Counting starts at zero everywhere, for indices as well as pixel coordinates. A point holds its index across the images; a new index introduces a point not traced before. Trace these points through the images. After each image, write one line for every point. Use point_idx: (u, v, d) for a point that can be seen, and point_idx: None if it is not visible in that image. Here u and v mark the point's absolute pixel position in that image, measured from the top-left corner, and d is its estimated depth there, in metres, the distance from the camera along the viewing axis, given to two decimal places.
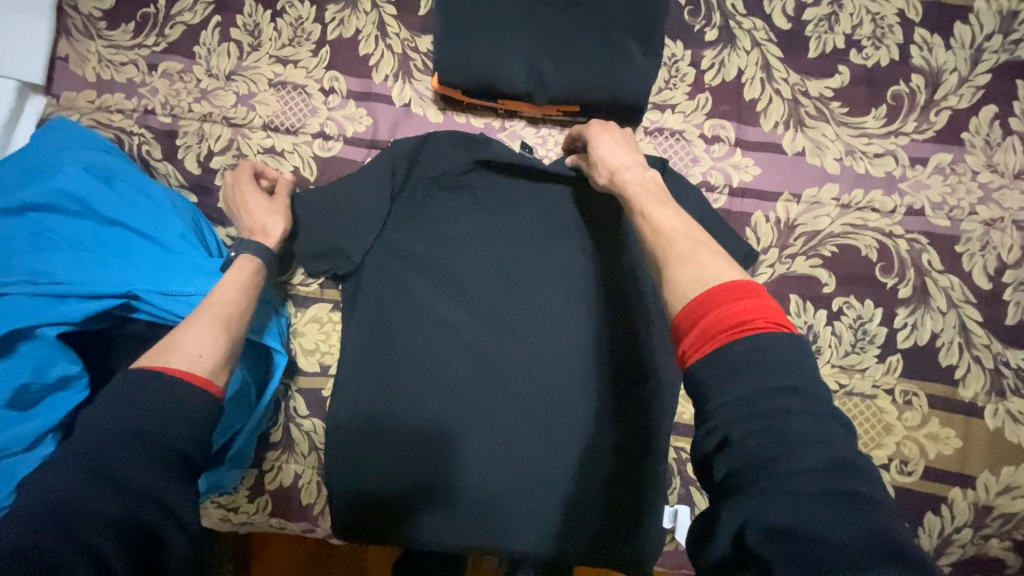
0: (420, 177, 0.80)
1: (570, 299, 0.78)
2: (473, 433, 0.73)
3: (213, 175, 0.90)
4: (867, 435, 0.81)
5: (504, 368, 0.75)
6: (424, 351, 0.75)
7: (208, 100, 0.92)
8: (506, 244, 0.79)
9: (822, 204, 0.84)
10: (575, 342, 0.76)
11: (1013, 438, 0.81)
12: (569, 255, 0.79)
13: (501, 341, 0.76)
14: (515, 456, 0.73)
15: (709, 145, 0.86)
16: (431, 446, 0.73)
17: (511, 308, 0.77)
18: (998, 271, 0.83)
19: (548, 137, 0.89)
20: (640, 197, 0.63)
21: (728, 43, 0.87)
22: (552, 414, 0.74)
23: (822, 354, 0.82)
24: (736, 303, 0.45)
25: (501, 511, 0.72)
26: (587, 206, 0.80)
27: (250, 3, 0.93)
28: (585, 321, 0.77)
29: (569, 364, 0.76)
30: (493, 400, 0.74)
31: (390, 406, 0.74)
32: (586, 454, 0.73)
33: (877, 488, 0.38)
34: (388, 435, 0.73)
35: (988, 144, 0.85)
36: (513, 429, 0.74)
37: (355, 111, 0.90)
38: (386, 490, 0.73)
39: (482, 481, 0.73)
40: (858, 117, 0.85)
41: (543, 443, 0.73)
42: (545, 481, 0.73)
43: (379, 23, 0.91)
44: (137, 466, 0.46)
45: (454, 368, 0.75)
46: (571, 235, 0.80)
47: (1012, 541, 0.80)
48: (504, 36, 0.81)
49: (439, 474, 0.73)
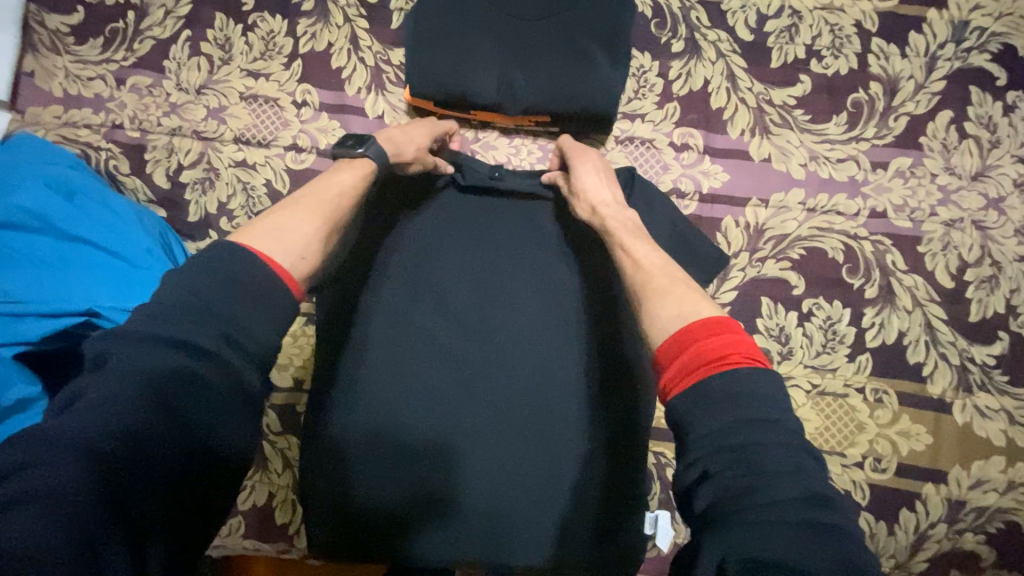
0: (393, 188, 0.80)
1: (548, 305, 0.77)
2: (459, 447, 0.71)
3: (183, 189, 0.89)
4: (840, 435, 0.83)
5: (486, 378, 0.74)
6: (401, 365, 0.73)
7: (178, 114, 0.91)
8: (481, 252, 0.78)
9: (788, 209, 0.86)
10: (555, 350, 0.75)
11: (982, 432, 0.83)
12: (542, 263, 0.78)
13: (482, 351, 0.74)
14: (503, 469, 0.71)
15: (679, 153, 0.88)
16: (417, 461, 0.71)
17: (489, 319, 0.76)
18: (960, 270, 0.85)
19: (521, 147, 0.90)
20: (618, 232, 0.67)
21: (693, 53, 0.89)
22: (538, 423, 0.73)
23: (794, 355, 0.84)
24: (712, 337, 0.48)
25: (496, 521, 0.71)
26: (560, 213, 0.80)
27: (221, 16, 0.92)
28: (564, 329, 0.76)
29: (551, 372, 0.74)
30: (477, 412, 0.73)
31: (367, 421, 0.71)
32: (562, 464, 0.72)
33: (836, 499, 0.39)
34: (369, 452, 0.71)
35: (945, 148, 0.88)
36: (499, 442, 0.72)
37: (328, 123, 0.90)
38: (369, 512, 0.70)
39: (474, 492, 0.71)
40: (821, 124, 0.88)
41: (533, 452, 0.72)
42: (536, 493, 0.71)
43: (351, 36, 0.91)
44: (197, 405, 0.41)
45: (434, 381, 0.73)
46: (542, 244, 0.79)
47: (985, 534, 0.82)
48: (475, 48, 0.82)
49: (427, 490, 0.70)
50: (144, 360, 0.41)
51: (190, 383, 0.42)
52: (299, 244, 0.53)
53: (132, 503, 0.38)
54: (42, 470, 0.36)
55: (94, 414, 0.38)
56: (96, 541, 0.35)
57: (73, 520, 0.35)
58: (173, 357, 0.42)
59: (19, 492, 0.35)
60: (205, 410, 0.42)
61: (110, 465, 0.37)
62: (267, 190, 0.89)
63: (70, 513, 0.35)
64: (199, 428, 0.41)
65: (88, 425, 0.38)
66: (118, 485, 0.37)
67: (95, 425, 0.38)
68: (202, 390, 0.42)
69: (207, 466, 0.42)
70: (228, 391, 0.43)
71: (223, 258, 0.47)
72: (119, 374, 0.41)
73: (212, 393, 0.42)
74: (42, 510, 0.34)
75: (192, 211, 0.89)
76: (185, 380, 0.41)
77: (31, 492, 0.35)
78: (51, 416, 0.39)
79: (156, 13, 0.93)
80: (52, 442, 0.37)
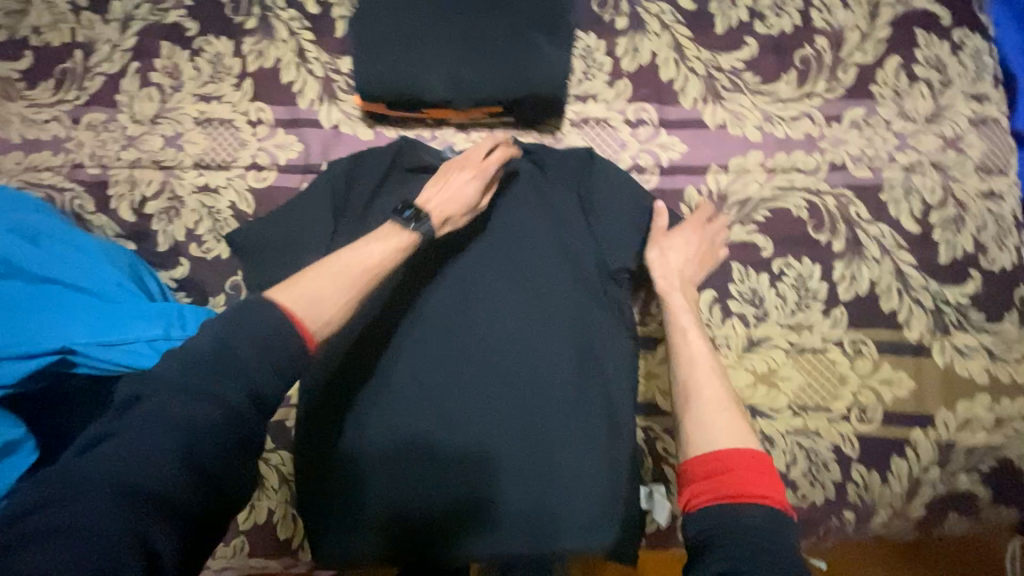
0: (358, 200, 0.85)
1: (524, 304, 0.79)
2: (477, 435, 0.75)
3: (149, 220, 0.89)
4: (823, 389, 0.83)
5: (495, 373, 0.77)
6: (397, 382, 0.76)
7: (136, 146, 0.91)
8: (473, 257, 0.81)
9: (749, 171, 0.87)
10: (557, 337, 0.78)
11: (964, 371, 0.84)
12: (536, 259, 0.81)
13: (469, 360, 0.77)
14: (524, 455, 0.75)
15: (635, 129, 0.89)
16: (441, 456, 0.75)
17: (490, 317, 0.79)
18: (925, 213, 0.86)
19: (479, 140, 0.89)
20: (681, 319, 0.74)
21: (638, 29, 0.89)
22: (549, 409, 0.77)
23: (770, 316, 0.84)
24: (730, 458, 0.58)
25: (526, 503, 0.75)
26: (528, 207, 0.82)
27: (167, 45, 0.93)
28: (561, 316, 0.79)
29: (555, 358, 0.78)
30: (486, 409, 0.76)
31: (366, 444, 0.75)
32: (578, 442, 0.76)
33: None
34: (390, 457, 0.75)
35: (897, 94, 0.88)
36: (517, 429, 0.76)
37: (285, 139, 0.90)
38: (403, 515, 0.74)
39: (501, 479, 0.75)
40: (771, 84, 0.88)
41: (552, 432, 0.76)
42: (560, 471, 0.75)
43: (297, 49, 0.91)
44: (202, 441, 0.48)
45: (443, 379, 0.77)
46: (533, 242, 0.82)
47: (979, 473, 0.83)
48: (422, 47, 0.82)
49: (457, 484, 0.75)
50: (180, 396, 0.49)
51: (202, 429, 0.48)
52: (315, 299, 0.59)
53: (142, 524, 0.44)
54: (75, 502, 0.44)
55: (114, 453, 0.46)
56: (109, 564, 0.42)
57: (92, 546, 0.42)
58: (206, 399, 0.49)
59: (57, 519, 0.43)
60: (208, 445, 0.48)
61: (127, 500, 0.44)
62: (231, 212, 0.89)
63: (94, 539, 0.42)
64: (202, 467, 0.47)
65: (108, 468, 0.45)
66: (139, 513, 0.44)
67: (115, 462, 0.46)
68: (209, 433, 0.48)
69: (212, 500, 0.48)
70: (241, 436, 0.50)
71: (249, 303, 0.55)
72: (144, 411, 0.48)
73: (220, 438, 0.48)
74: (63, 541, 0.42)
75: (161, 240, 0.89)
76: (197, 426, 0.48)
77: (63, 521, 0.43)
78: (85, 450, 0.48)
79: (103, 49, 0.93)
80: (83, 479, 0.45)
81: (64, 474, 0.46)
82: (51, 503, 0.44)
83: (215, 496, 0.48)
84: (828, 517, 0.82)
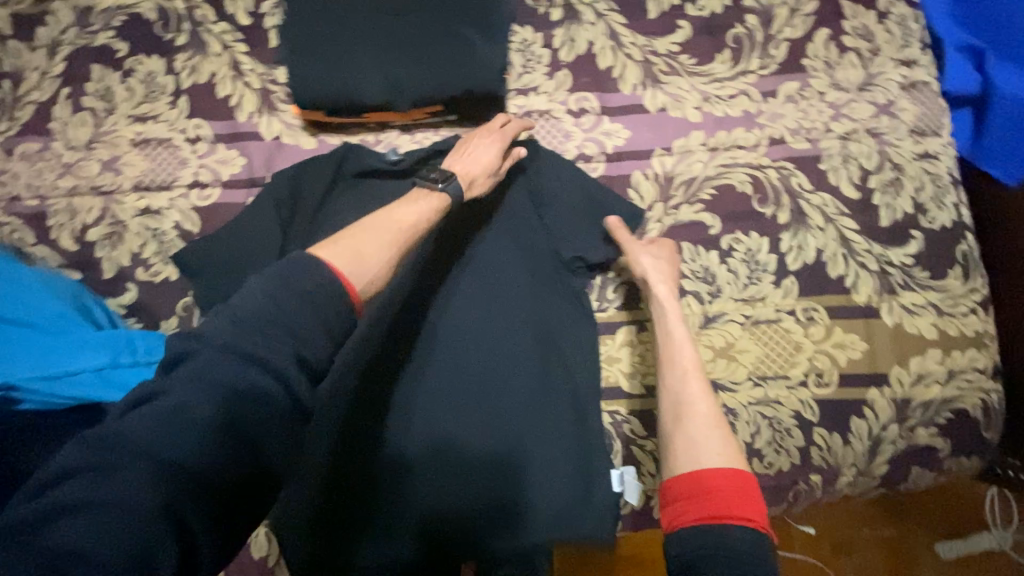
0: (306, 211, 0.83)
1: (507, 307, 0.82)
2: (471, 437, 0.78)
3: (92, 248, 0.87)
4: (780, 358, 0.85)
5: (484, 375, 0.80)
6: (391, 393, 0.79)
7: (73, 173, 0.89)
8: (454, 266, 0.84)
9: (692, 152, 0.88)
10: (541, 335, 0.82)
11: (913, 329, 0.86)
12: (516, 262, 0.84)
13: (457, 366, 0.80)
14: (517, 452, 0.78)
15: (578, 118, 0.89)
16: (437, 459, 0.77)
17: (476, 322, 0.82)
18: (864, 179, 0.88)
19: (424, 141, 0.88)
20: (666, 325, 0.76)
21: (572, 19, 0.90)
22: (537, 405, 0.79)
23: (723, 292, 0.86)
24: (712, 478, 0.59)
25: (521, 497, 0.77)
26: (489, 215, 0.86)
27: (98, 68, 0.91)
28: (542, 314, 0.82)
29: (540, 355, 0.81)
30: (478, 410, 0.79)
31: (362, 455, 0.77)
32: (567, 433, 0.79)
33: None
34: (388, 465, 0.77)
35: (828, 64, 0.90)
36: (509, 427, 0.78)
37: (226, 154, 0.89)
38: (403, 520, 0.76)
39: (496, 475, 0.77)
40: (706, 65, 0.90)
41: (542, 425, 0.79)
42: (552, 463, 0.78)
43: (232, 62, 0.90)
44: (249, 412, 0.45)
45: (435, 385, 0.79)
46: (512, 247, 0.84)
47: (936, 426, 0.85)
48: (356, 52, 0.81)
49: (454, 486, 0.77)
50: (227, 356, 0.46)
51: (252, 396, 0.45)
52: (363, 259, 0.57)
53: (178, 504, 0.41)
54: (112, 475, 0.41)
55: (153, 423, 0.43)
56: (144, 548, 0.40)
57: (128, 527, 0.40)
58: (254, 362, 0.46)
59: (92, 493, 0.40)
60: (257, 417, 0.45)
61: (166, 474, 0.42)
62: (177, 232, 0.87)
63: (130, 517, 0.40)
64: (249, 438, 0.45)
65: (150, 435, 0.43)
66: (177, 488, 0.42)
67: (156, 432, 0.43)
68: (256, 403, 0.45)
69: (251, 475, 0.45)
70: (285, 406, 0.47)
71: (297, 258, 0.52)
72: (188, 374, 0.46)
73: (270, 405, 0.46)
74: (99, 516, 0.39)
75: (106, 267, 0.86)
76: (247, 392, 0.45)
77: (98, 495, 0.40)
78: (122, 415, 0.45)
79: (31, 76, 0.91)
80: (119, 450, 0.42)
81: (100, 442, 0.43)
82: (82, 475, 0.41)
83: (258, 472, 0.45)
84: (797, 483, 0.84)
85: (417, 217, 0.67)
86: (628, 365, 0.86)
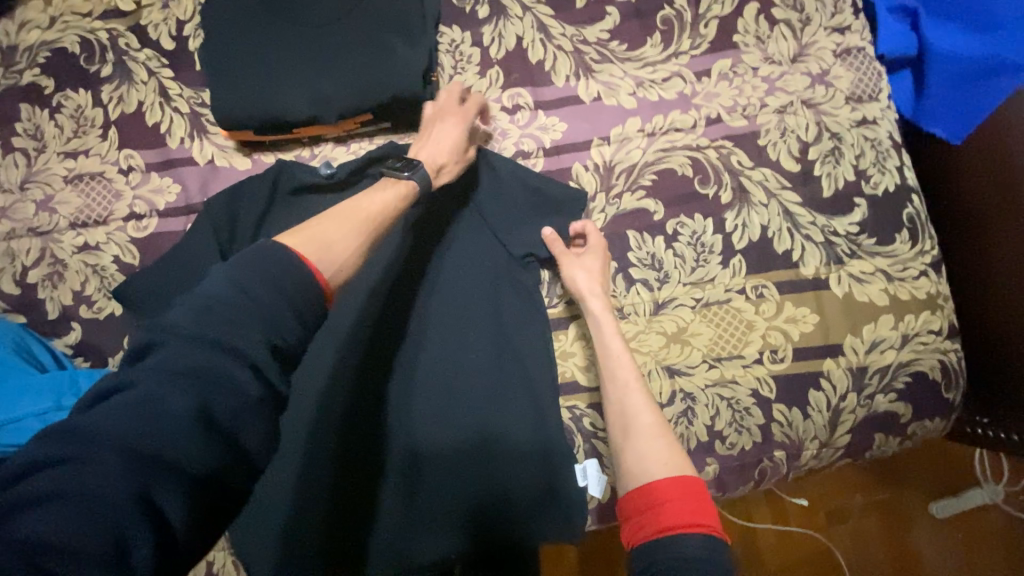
0: (245, 234, 0.82)
1: (461, 315, 0.82)
2: (436, 445, 0.78)
3: (34, 289, 0.86)
4: (733, 338, 0.85)
5: (444, 382, 0.80)
6: (353, 410, 0.79)
7: (9, 217, 0.88)
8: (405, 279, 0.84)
9: (630, 139, 0.88)
10: (497, 337, 0.82)
11: (864, 298, 0.86)
12: (466, 268, 0.84)
13: (417, 378, 0.80)
14: (485, 454, 0.77)
15: (513, 115, 0.89)
16: (407, 470, 0.78)
17: (433, 331, 0.82)
18: (803, 151, 0.88)
19: (359, 151, 0.87)
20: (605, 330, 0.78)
21: (499, 15, 0.89)
22: (500, 407, 0.79)
23: (671, 277, 0.86)
24: (664, 490, 0.60)
25: (493, 500, 0.76)
26: (436, 223, 0.86)
27: (25, 107, 0.89)
28: (497, 317, 0.82)
29: (498, 357, 0.81)
30: (442, 418, 0.79)
31: (329, 474, 0.77)
32: (532, 431, 0.79)
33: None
34: (358, 480, 0.77)
35: (760, 39, 0.90)
36: (474, 431, 0.78)
37: (160, 182, 0.87)
38: (379, 534, 0.76)
39: (466, 480, 0.77)
40: (637, 50, 0.89)
41: (506, 426, 0.79)
42: (520, 463, 0.77)
43: (159, 88, 0.89)
44: (224, 399, 0.43)
45: (397, 398, 0.80)
46: (461, 255, 0.85)
47: (895, 392, 0.85)
48: (279, 68, 0.80)
49: (426, 494, 0.77)
50: (190, 345, 0.44)
51: (226, 382, 0.44)
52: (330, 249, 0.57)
53: (156, 494, 0.40)
54: (82, 465, 0.39)
55: (123, 413, 0.41)
56: (122, 538, 0.38)
57: (101, 518, 0.38)
58: (225, 349, 0.44)
59: (62, 483, 0.38)
60: (226, 406, 0.43)
61: (137, 464, 0.40)
62: (117, 266, 0.86)
63: (103, 509, 0.38)
64: (226, 428, 0.43)
65: (122, 424, 0.41)
66: (152, 477, 0.40)
67: (127, 421, 0.41)
68: (229, 390, 0.43)
69: (231, 465, 0.43)
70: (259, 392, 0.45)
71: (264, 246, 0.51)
72: (153, 365, 0.44)
73: (239, 394, 0.44)
74: (70, 509, 0.38)
75: (49, 308, 0.85)
76: (217, 377, 0.43)
77: (66, 488, 0.38)
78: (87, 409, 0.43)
79: None
80: (87, 441, 0.40)
81: (66, 435, 0.41)
82: (49, 467, 0.39)
83: (238, 462, 0.43)
84: (762, 460, 0.84)
85: (384, 208, 0.67)
86: (584, 358, 0.85)
